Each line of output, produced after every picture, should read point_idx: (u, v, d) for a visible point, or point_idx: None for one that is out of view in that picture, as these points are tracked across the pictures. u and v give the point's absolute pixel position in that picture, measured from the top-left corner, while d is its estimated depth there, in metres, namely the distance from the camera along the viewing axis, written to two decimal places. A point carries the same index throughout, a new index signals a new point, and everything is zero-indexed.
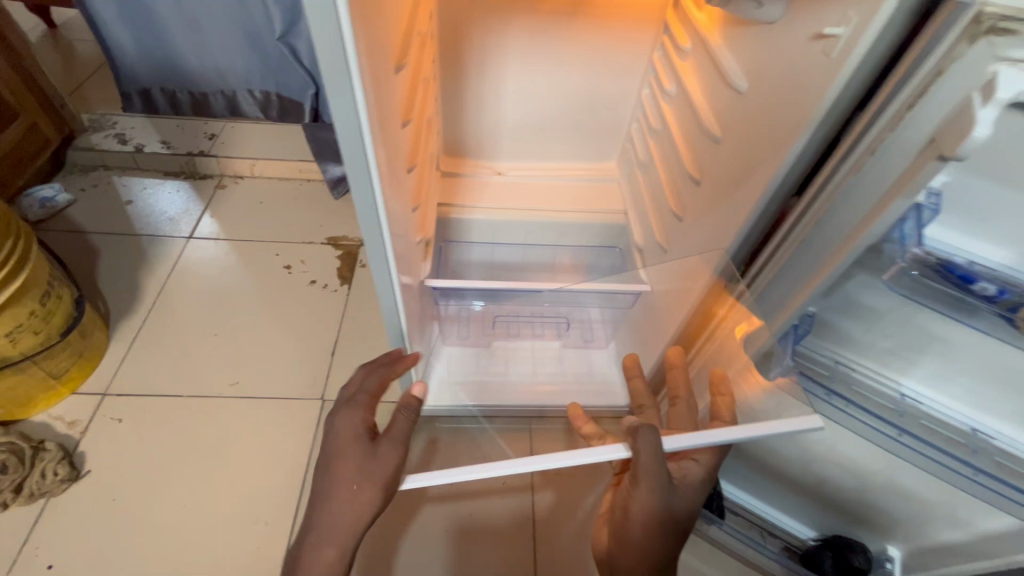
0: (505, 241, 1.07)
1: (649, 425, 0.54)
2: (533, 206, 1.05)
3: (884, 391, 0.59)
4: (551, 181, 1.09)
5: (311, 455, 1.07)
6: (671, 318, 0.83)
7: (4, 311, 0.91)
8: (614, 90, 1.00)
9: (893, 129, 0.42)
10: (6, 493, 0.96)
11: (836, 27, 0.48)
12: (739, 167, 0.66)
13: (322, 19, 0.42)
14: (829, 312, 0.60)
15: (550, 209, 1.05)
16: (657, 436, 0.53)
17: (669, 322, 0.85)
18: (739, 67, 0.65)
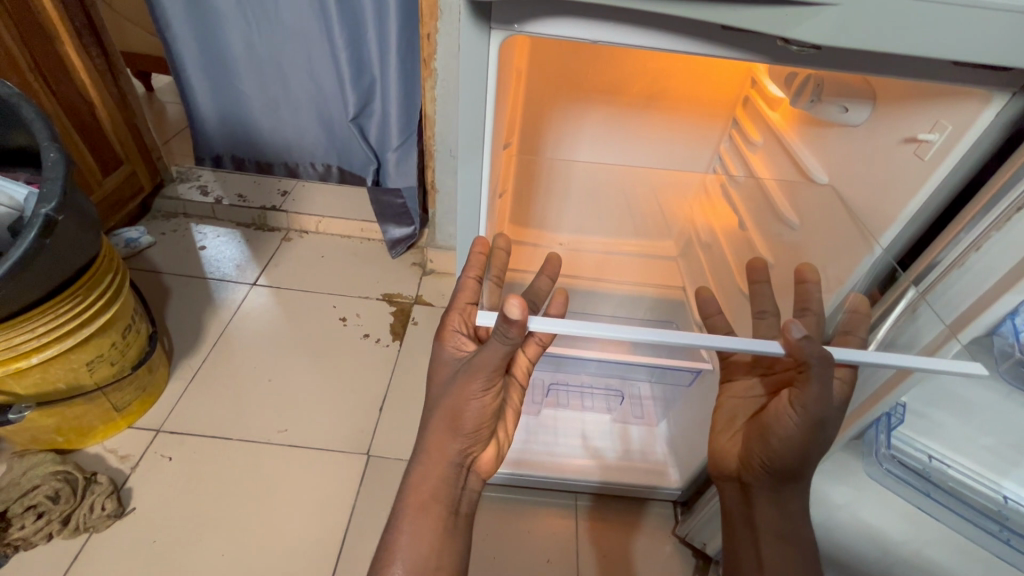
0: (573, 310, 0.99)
1: (822, 353, 0.47)
2: (608, 282, 1.01)
3: (985, 491, 0.57)
4: (608, 255, 1.04)
5: (353, 511, 1.06)
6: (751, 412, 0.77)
7: (90, 341, 0.96)
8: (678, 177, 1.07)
9: (1001, 227, 0.45)
10: (53, 524, 0.96)
11: (928, 133, 0.52)
12: (818, 250, 0.68)
13: (472, 98, 0.48)
14: (922, 404, 0.58)
15: (625, 284, 1.03)
16: (829, 357, 0.48)
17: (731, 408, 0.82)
18: (819, 162, 0.70)
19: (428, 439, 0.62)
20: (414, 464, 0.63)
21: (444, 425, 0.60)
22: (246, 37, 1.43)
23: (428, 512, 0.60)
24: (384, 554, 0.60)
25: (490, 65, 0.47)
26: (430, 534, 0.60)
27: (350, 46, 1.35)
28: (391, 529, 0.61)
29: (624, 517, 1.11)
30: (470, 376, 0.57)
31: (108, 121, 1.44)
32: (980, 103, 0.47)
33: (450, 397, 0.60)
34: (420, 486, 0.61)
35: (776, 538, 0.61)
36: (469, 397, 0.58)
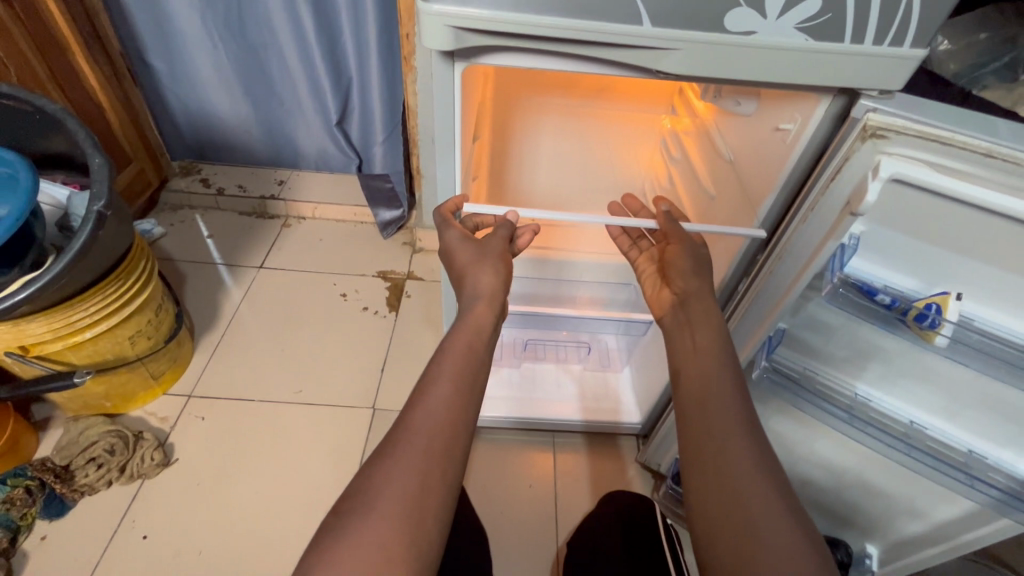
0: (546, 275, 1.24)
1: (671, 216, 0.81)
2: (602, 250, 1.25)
3: (843, 391, 0.76)
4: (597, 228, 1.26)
5: (364, 454, 1.25)
6: None
7: (131, 318, 1.12)
8: (628, 156, 1.22)
9: (825, 193, 0.62)
10: (112, 473, 1.13)
11: (788, 123, 0.69)
12: (728, 211, 0.85)
13: (444, 109, 0.64)
14: (798, 328, 0.77)
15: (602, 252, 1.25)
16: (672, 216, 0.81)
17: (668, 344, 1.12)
18: (724, 141, 0.87)
19: (476, 282, 0.72)
20: (470, 301, 0.71)
21: (479, 271, 0.73)
22: (213, 53, 1.55)
23: (473, 330, 0.68)
24: (443, 353, 0.65)
25: (455, 86, 0.63)
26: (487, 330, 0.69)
27: (326, 57, 1.49)
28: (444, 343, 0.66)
29: (593, 450, 1.30)
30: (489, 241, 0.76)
31: (119, 126, 1.58)
32: (814, 101, 0.64)
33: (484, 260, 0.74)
34: (470, 316, 0.69)
35: (710, 328, 0.71)
36: (492, 249, 0.75)
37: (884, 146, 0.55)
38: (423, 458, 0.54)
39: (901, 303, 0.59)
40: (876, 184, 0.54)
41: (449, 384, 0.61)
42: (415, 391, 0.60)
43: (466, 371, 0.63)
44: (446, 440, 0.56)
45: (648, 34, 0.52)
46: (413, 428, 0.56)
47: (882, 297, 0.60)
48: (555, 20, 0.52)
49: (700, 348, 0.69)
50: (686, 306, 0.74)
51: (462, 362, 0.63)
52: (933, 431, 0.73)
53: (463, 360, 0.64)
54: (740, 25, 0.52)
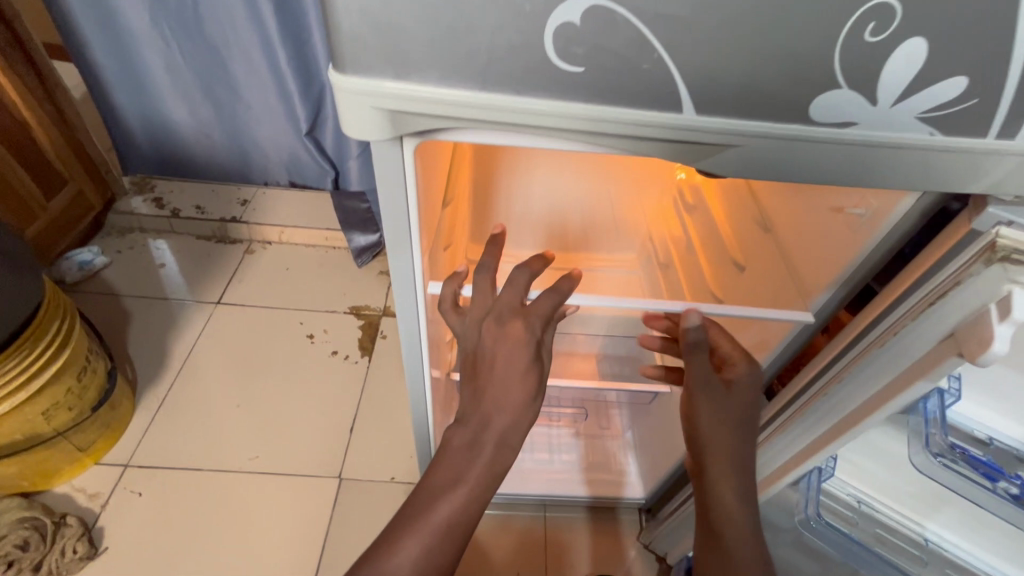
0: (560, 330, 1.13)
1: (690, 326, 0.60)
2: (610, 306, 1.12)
3: (908, 533, 0.60)
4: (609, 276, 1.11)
5: (326, 537, 1.08)
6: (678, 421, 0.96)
7: (44, 391, 0.94)
8: (634, 200, 1.01)
9: (914, 319, 0.45)
10: (25, 572, 0.97)
11: (857, 207, 0.52)
12: (768, 296, 0.68)
13: (393, 192, 0.46)
14: (852, 453, 0.61)
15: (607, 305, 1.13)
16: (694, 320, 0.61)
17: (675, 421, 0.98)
18: (764, 209, 0.69)
19: (495, 366, 0.58)
20: (478, 436, 0.58)
21: (497, 401, 0.58)
22: (169, 51, 1.33)
23: (477, 481, 0.57)
24: (425, 498, 0.56)
25: (405, 168, 0.45)
26: (509, 426, 0.58)
27: (294, 58, 1.28)
28: (432, 485, 0.57)
29: (590, 526, 1.15)
30: (508, 322, 0.59)
31: (46, 141, 1.37)
32: (900, 189, 0.46)
33: (500, 344, 0.58)
34: (475, 457, 0.57)
35: (733, 474, 0.58)
36: (517, 355, 0.58)
37: (1017, 274, 0.39)
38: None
39: None
40: (1005, 332, 0.38)
41: (421, 548, 0.53)
42: (426, 477, 0.58)
43: (476, 498, 0.57)
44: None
45: (688, 125, 0.35)
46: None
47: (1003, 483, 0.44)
48: (549, 104, 0.34)
49: (725, 498, 0.59)
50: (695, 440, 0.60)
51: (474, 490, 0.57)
52: None
53: (452, 523, 0.55)
54: (829, 112, 0.35)
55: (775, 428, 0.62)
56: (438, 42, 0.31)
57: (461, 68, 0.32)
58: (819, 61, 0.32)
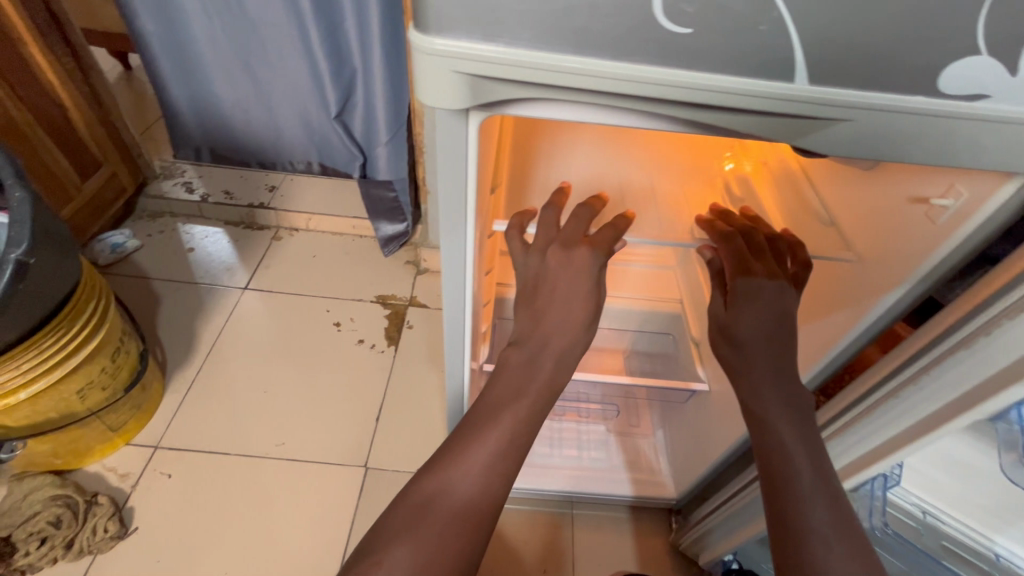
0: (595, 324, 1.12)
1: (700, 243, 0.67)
2: (642, 298, 1.09)
3: (974, 547, 0.57)
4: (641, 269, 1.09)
5: (352, 526, 1.07)
6: (714, 423, 0.93)
7: (79, 370, 0.95)
8: None
9: (1014, 318, 0.41)
10: (57, 549, 0.97)
11: (942, 198, 0.48)
12: (829, 294, 0.64)
13: (450, 168, 0.44)
14: (922, 463, 0.57)
15: (639, 298, 1.10)
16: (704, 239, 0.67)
17: (711, 423, 0.95)
18: (825, 202, 0.66)
19: (554, 301, 0.57)
20: (536, 356, 0.56)
21: (559, 321, 0.57)
22: (213, 30, 1.33)
23: (539, 395, 0.55)
24: (486, 412, 0.53)
25: (468, 147, 0.43)
26: (566, 344, 0.57)
27: (326, 41, 1.28)
28: (492, 399, 0.54)
29: (617, 524, 1.12)
30: (574, 249, 0.59)
31: (82, 122, 1.38)
32: (997, 179, 0.43)
33: (560, 272, 0.58)
34: (536, 372, 0.56)
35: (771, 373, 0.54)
36: (578, 279, 0.57)
37: None
38: (448, 530, 0.47)
39: None
40: None
41: (490, 457, 0.50)
42: (481, 395, 0.56)
43: (532, 416, 0.54)
44: (477, 518, 0.48)
45: (798, 98, 0.32)
46: (443, 490, 0.49)
47: None
48: (651, 73, 0.31)
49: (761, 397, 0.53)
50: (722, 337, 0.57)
51: (531, 406, 0.54)
52: None
53: (516, 435, 0.52)
54: (949, 86, 0.32)
55: (831, 432, 0.60)
56: (532, 0, 0.29)
57: (559, 32, 0.30)
58: (952, 29, 0.30)
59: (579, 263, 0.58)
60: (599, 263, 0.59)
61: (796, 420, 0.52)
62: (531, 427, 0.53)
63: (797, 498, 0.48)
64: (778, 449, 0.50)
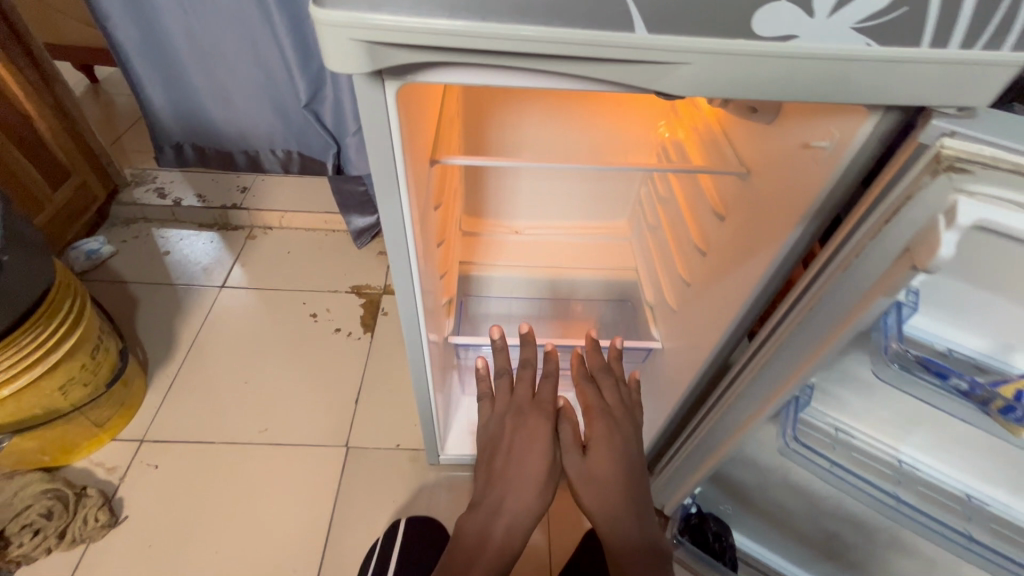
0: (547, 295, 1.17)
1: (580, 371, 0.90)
2: (598, 266, 1.17)
3: (883, 457, 0.63)
4: (579, 241, 1.20)
5: (336, 502, 1.13)
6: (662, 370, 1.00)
7: (59, 366, 0.98)
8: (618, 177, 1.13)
9: (874, 236, 0.47)
10: (50, 539, 1.01)
11: (821, 140, 0.55)
12: (746, 238, 0.70)
13: (376, 131, 0.49)
14: (828, 382, 0.63)
15: (596, 268, 1.17)
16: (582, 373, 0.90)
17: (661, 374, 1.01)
18: (740, 156, 0.72)
19: (519, 465, 0.77)
20: (490, 522, 0.73)
21: (513, 487, 0.75)
22: (184, 25, 1.34)
23: (490, 563, 0.70)
24: (450, 573, 0.70)
25: (391, 112, 0.48)
26: (527, 504, 0.75)
27: (292, 34, 1.29)
28: (452, 564, 0.71)
29: None
30: (526, 418, 0.82)
31: (49, 133, 1.40)
32: (860, 114, 0.48)
33: (517, 442, 0.79)
34: (489, 537, 0.72)
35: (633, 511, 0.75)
36: (534, 446, 0.78)
37: (964, 183, 0.41)
38: None
39: (984, 389, 0.46)
40: (951, 238, 0.41)
41: None
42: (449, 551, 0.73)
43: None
44: None
45: (644, 46, 0.38)
46: None
47: (957, 381, 0.47)
48: (513, 32, 0.37)
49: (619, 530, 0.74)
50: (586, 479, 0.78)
51: (481, 571, 0.69)
52: (996, 508, 0.60)
53: None
54: (774, 29, 0.38)
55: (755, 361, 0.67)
56: None
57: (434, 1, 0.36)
58: None
59: (527, 435, 0.80)
60: (548, 429, 0.81)
61: (651, 553, 0.73)
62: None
63: None
64: (632, 571, 0.70)
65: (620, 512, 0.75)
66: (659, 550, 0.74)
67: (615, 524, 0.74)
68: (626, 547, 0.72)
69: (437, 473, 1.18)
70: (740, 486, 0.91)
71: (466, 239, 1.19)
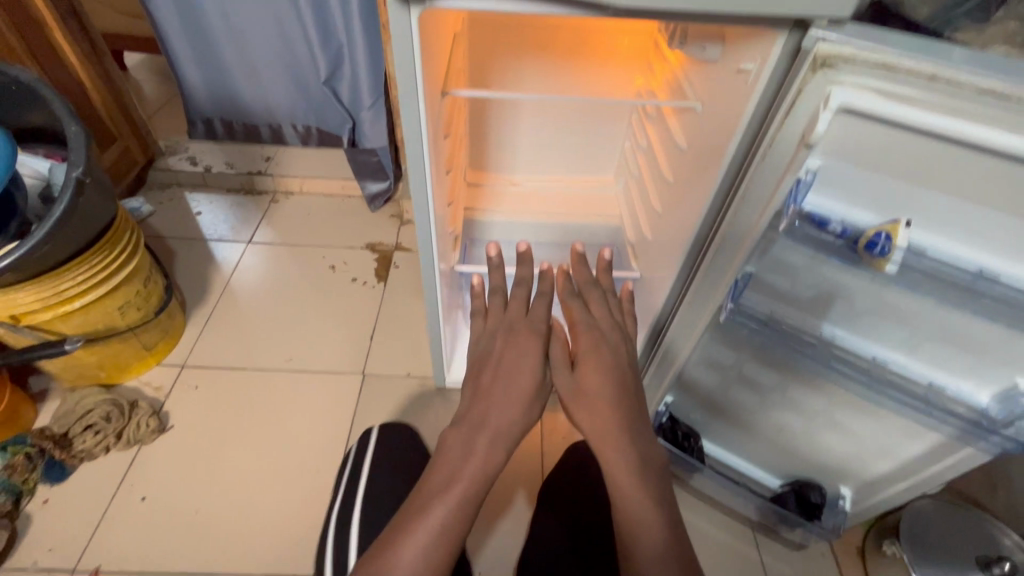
0: (543, 239, 1.31)
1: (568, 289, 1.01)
2: (587, 214, 1.32)
3: (808, 331, 0.78)
4: (569, 192, 1.36)
5: (354, 418, 1.28)
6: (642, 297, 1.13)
7: (120, 288, 1.14)
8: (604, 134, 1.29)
9: (781, 128, 0.62)
10: (109, 439, 1.17)
11: (749, 64, 0.69)
12: (700, 159, 0.85)
13: (402, 51, 0.65)
14: (765, 271, 0.78)
15: (585, 214, 1.32)
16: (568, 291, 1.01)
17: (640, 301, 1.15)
18: (695, 93, 0.87)
19: (509, 382, 0.86)
20: (475, 432, 0.80)
21: (501, 403, 0.83)
22: (220, 5, 1.51)
23: (473, 471, 0.75)
24: (440, 482, 0.75)
25: (414, 35, 0.64)
26: (513, 418, 0.83)
27: (315, 12, 1.45)
28: (440, 471, 0.76)
29: None
30: (517, 337, 0.92)
31: (99, 101, 1.57)
32: (771, 38, 0.63)
33: (508, 359, 0.89)
34: (475, 446, 0.78)
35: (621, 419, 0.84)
36: (524, 364, 0.88)
37: (834, 77, 0.55)
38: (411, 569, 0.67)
39: (852, 232, 0.62)
40: (824, 118, 0.55)
41: (440, 519, 0.71)
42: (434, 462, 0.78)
43: (469, 488, 0.74)
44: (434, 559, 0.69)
45: None
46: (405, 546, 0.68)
47: (834, 227, 0.63)
48: None
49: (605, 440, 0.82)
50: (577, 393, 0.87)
51: (467, 479, 0.75)
52: (893, 364, 0.76)
53: (460, 502, 0.73)
54: None
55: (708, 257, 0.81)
56: None
57: None
58: None
59: (519, 355, 0.89)
60: (539, 347, 0.91)
61: (639, 459, 0.80)
62: (473, 488, 0.75)
63: (629, 496, 0.77)
64: (620, 474, 0.79)
65: (610, 420, 0.83)
66: (646, 460, 0.81)
67: (606, 433, 0.82)
68: (614, 450, 0.81)
69: (443, 397, 1.33)
70: (706, 390, 1.05)
71: (470, 188, 1.34)
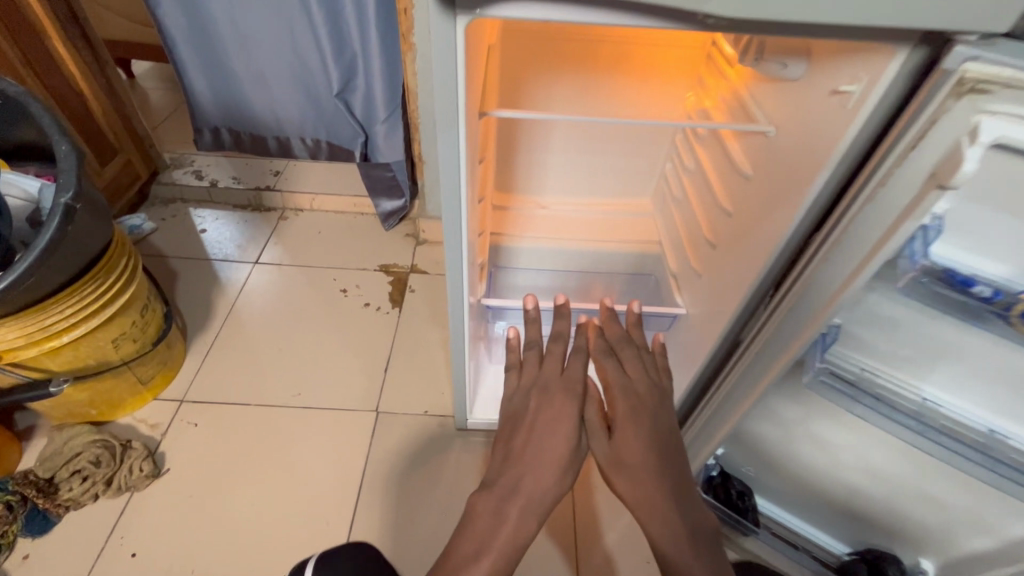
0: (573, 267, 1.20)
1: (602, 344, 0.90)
2: (622, 241, 1.21)
3: (906, 395, 0.66)
4: (602, 217, 1.25)
5: (367, 462, 1.16)
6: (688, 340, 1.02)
7: (113, 320, 1.04)
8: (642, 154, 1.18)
9: (902, 162, 0.52)
10: (98, 485, 1.07)
11: (850, 85, 0.58)
12: (773, 191, 0.74)
13: (443, 65, 0.54)
14: (853, 324, 0.67)
15: (620, 240, 1.21)
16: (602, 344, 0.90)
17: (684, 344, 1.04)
18: (767, 115, 0.76)
19: (541, 446, 0.76)
20: (504, 506, 0.71)
21: (532, 470, 0.74)
22: (229, 13, 1.42)
23: (501, 549, 0.67)
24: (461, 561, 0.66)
25: (458, 47, 0.54)
26: (545, 488, 0.73)
27: (328, 22, 1.36)
28: (461, 551, 0.67)
29: None
30: (551, 394, 0.82)
31: (100, 113, 1.49)
32: (887, 55, 0.52)
33: (540, 421, 0.79)
34: (502, 521, 0.69)
35: (670, 494, 0.73)
36: (558, 426, 0.78)
37: (984, 104, 0.46)
38: None
39: (1004, 295, 0.51)
40: (974, 153, 0.45)
41: None
42: (456, 536, 0.70)
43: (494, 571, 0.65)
44: None
45: None
46: None
47: (980, 289, 0.52)
48: None
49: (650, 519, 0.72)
50: (615, 461, 0.77)
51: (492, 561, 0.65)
52: (1016, 440, 0.63)
53: None
54: None
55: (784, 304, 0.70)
56: None
57: None
58: None
59: (551, 415, 0.80)
60: (574, 408, 0.80)
61: (691, 542, 0.70)
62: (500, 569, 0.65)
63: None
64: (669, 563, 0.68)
65: (654, 498, 0.72)
66: (697, 540, 0.71)
67: (653, 513, 0.72)
68: (659, 531, 0.71)
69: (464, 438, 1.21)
70: (765, 445, 0.94)
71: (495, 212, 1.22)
